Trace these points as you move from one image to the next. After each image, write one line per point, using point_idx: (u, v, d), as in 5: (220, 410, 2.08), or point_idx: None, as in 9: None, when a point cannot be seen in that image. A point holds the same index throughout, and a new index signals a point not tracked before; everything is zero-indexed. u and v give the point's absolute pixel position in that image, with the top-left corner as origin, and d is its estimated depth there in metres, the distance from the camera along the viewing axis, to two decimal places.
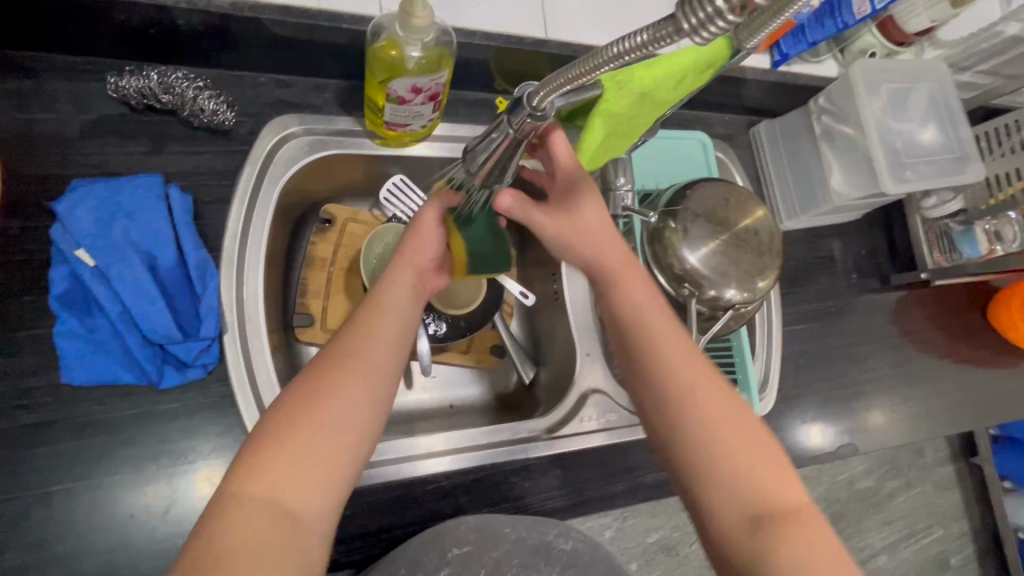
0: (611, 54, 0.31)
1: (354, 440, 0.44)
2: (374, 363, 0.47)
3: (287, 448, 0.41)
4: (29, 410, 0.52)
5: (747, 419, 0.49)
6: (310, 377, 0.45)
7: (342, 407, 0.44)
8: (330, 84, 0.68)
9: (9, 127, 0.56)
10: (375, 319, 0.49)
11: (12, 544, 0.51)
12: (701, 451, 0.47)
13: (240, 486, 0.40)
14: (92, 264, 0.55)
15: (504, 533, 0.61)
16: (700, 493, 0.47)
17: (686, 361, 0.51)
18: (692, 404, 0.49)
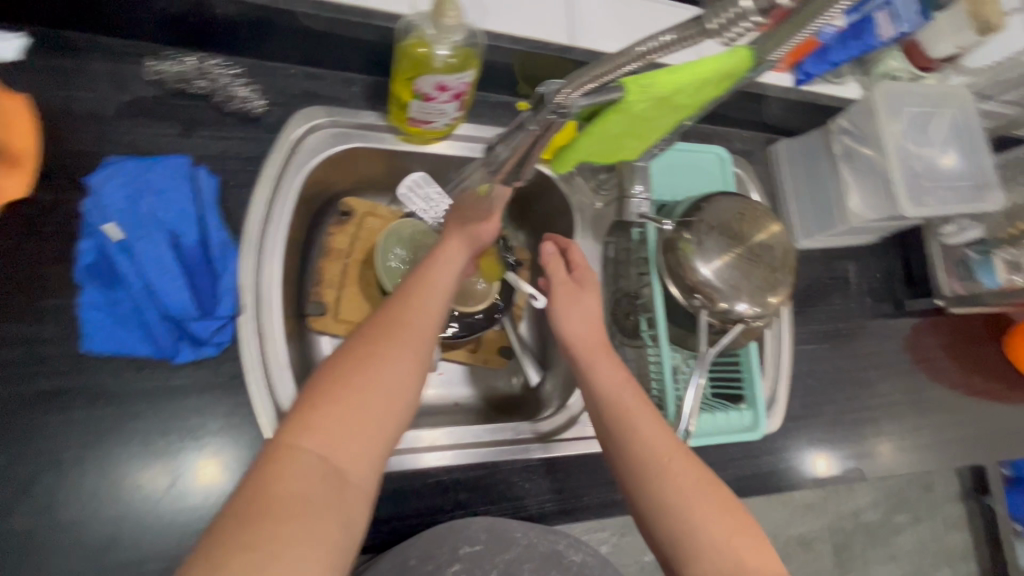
0: (638, 52, 0.34)
1: (401, 404, 0.48)
2: (420, 336, 0.51)
3: (340, 406, 0.45)
4: (45, 377, 0.53)
5: (727, 499, 0.51)
6: (360, 345, 0.49)
7: (392, 372, 0.48)
8: (358, 79, 0.70)
9: (48, 102, 0.58)
10: (419, 296, 0.54)
11: (18, 509, 0.51)
12: (685, 530, 0.50)
13: (294, 440, 0.43)
14: (120, 238, 0.57)
15: (515, 538, 0.60)
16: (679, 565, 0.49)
17: (662, 438, 0.54)
18: (668, 479, 0.51)
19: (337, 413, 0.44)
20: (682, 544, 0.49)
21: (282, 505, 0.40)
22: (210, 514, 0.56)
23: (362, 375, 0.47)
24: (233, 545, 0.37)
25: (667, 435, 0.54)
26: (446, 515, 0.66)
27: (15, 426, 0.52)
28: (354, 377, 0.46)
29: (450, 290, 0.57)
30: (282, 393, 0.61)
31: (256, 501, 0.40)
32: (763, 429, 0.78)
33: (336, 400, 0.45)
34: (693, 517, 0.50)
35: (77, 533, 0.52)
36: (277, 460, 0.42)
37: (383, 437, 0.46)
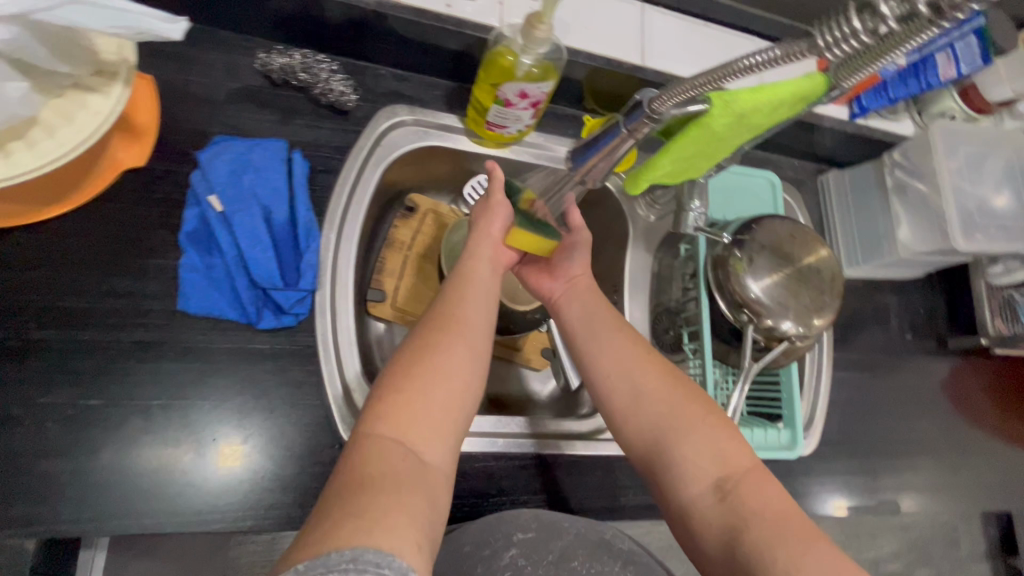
0: (744, 64, 0.38)
1: (462, 393, 0.51)
2: (474, 332, 0.55)
3: (409, 394, 0.48)
4: (144, 328, 0.58)
5: (699, 397, 0.58)
6: (418, 340, 0.53)
7: (452, 364, 0.51)
8: (440, 84, 0.75)
9: (170, 83, 0.64)
10: (470, 294, 0.58)
11: (108, 446, 0.55)
12: (663, 421, 0.56)
13: (375, 427, 0.46)
14: (220, 210, 0.62)
15: (564, 528, 0.62)
16: (670, 458, 0.55)
17: (637, 343, 0.62)
18: (643, 372, 0.59)
19: (408, 401, 0.48)
20: (669, 437, 0.55)
21: (373, 482, 0.42)
22: (277, 472, 0.60)
23: (424, 366, 0.50)
24: (339, 516, 0.39)
25: (642, 342, 0.62)
26: (490, 500, 0.68)
27: (113, 370, 0.57)
28: (421, 368, 0.50)
29: (495, 286, 0.60)
30: (348, 366, 0.65)
31: (349, 483, 0.42)
32: (800, 449, 0.78)
33: (404, 390, 0.48)
34: (667, 409, 0.57)
35: (159, 476, 0.56)
36: (361, 449, 0.45)
37: (450, 421, 0.49)
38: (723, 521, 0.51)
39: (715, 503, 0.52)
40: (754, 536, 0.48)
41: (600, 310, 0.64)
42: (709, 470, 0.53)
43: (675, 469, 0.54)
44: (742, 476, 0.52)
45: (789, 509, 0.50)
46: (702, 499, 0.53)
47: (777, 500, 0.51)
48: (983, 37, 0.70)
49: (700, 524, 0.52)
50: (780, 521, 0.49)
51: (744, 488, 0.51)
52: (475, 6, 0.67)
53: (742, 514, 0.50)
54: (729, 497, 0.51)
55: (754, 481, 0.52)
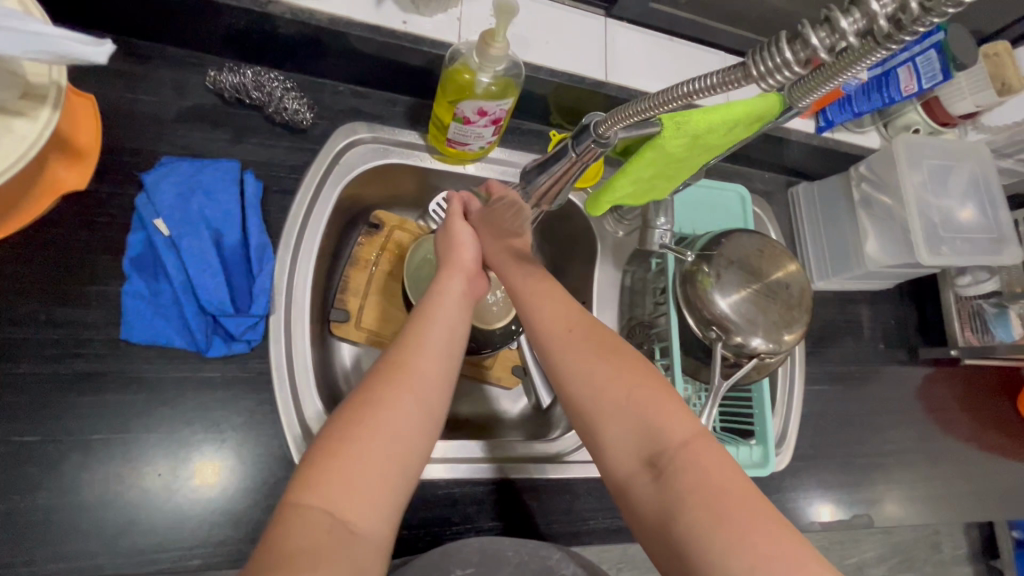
0: (683, 91, 0.35)
1: (402, 455, 0.49)
2: (423, 383, 0.53)
3: (341, 458, 0.46)
4: (84, 358, 0.56)
5: (635, 371, 0.56)
6: (358, 395, 0.51)
7: (390, 418, 0.49)
8: (401, 100, 0.74)
9: (115, 102, 0.62)
10: (420, 338, 0.56)
11: (45, 484, 0.53)
12: (597, 402, 0.55)
13: (300, 497, 0.45)
14: (167, 233, 0.60)
15: (506, 557, 0.61)
16: (604, 443, 0.54)
17: (571, 320, 0.61)
18: (569, 347, 0.59)
19: (336, 468, 0.46)
20: (600, 421, 0.54)
21: (294, 559, 0.41)
22: (227, 506, 0.57)
23: (360, 424, 0.48)
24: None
25: (578, 316, 0.61)
26: (453, 528, 0.66)
27: (52, 404, 0.54)
28: (357, 430, 0.48)
29: (453, 323, 0.59)
30: (304, 392, 0.63)
31: (269, 561, 0.41)
32: (772, 467, 0.77)
33: (338, 453, 0.47)
34: (596, 388, 0.55)
35: (100, 514, 0.53)
36: (284, 520, 0.44)
37: (389, 481, 0.48)
38: (660, 503, 0.49)
39: (652, 483, 0.50)
40: (687, 516, 0.47)
41: (534, 292, 0.64)
42: (643, 448, 0.52)
43: (613, 455, 0.53)
44: (676, 452, 0.50)
45: (726, 477, 0.48)
46: (639, 481, 0.51)
47: (716, 473, 0.48)
48: (943, 51, 0.71)
49: (641, 505, 0.51)
50: (719, 495, 0.47)
51: (679, 464, 0.50)
52: (433, 22, 0.66)
53: (677, 494, 0.48)
54: (664, 477, 0.50)
55: (692, 455, 0.50)
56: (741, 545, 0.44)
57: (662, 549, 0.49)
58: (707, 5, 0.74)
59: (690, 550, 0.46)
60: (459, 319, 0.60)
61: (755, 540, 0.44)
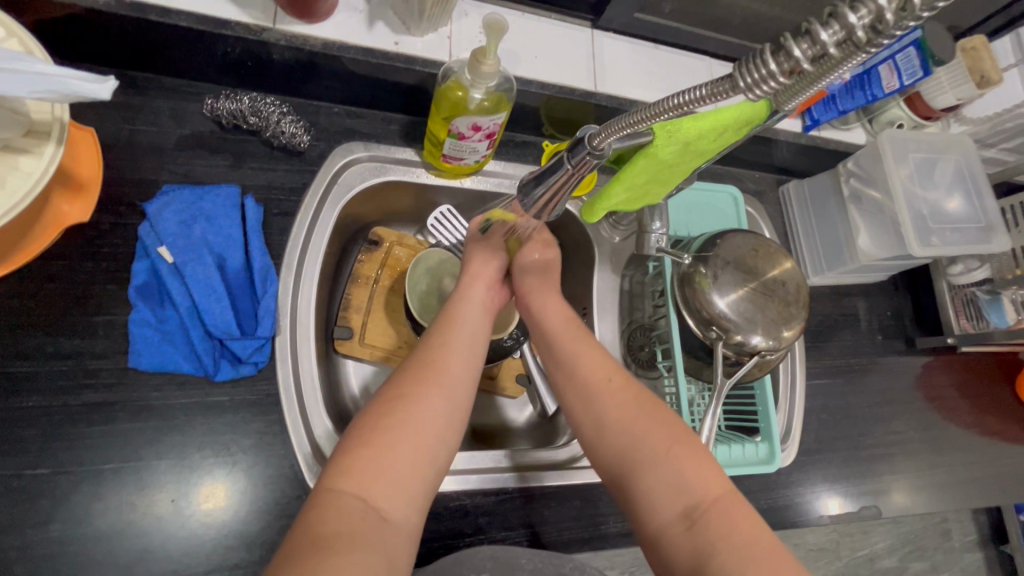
0: (673, 104, 0.36)
1: (435, 453, 0.52)
2: (454, 384, 0.57)
3: (374, 450, 0.49)
4: (94, 389, 0.56)
5: (668, 422, 0.57)
6: (390, 393, 0.54)
7: (420, 414, 0.53)
8: (396, 118, 0.75)
9: (115, 134, 0.63)
10: (447, 341, 0.60)
11: (58, 517, 0.53)
12: (634, 447, 0.56)
13: (335, 482, 0.47)
14: (171, 261, 0.61)
15: (519, 563, 0.62)
16: (637, 485, 0.55)
17: (608, 372, 0.62)
18: (608, 396, 0.61)
19: (371, 457, 0.49)
20: (636, 469, 0.56)
21: (329, 543, 0.43)
22: (241, 529, 0.57)
23: (393, 418, 0.52)
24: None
25: (612, 368, 0.63)
26: (467, 539, 0.67)
27: (62, 436, 0.54)
28: (388, 424, 0.51)
29: (476, 328, 0.63)
30: (313, 411, 0.63)
31: (305, 541, 0.43)
32: (778, 462, 0.78)
33: (371, 445, 0.49)
34: (635, 439, 0.57)
35: (114, 543, 0.54)
36: (320, 506, 0.46)
37: (420, 482, 0.50)
38: (690, 548, 0.50)
39: (683, 532, 0.51)
40: (718, 559, 0.48)
41: (566, 340, 0.65)
42: (677, 499, 0.53)
43: (644, 496, 0.54)
44: (710, 501, 0.52)
45: (758, 531, 0.50)
46: (670, 526, 0.52)
47: (751, 528, 0.50)
48: (921, 48, 0.72)
49: (670, 550, 0.52)
50: (752, 549, 0.48)
51: (710, 513, 0.51)
52: (424, 42, 0.67)
53: (708, 540, 0.49)
54: (697, 523, 0.51)
55: (725, 509, 0.51)
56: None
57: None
58: (690, 12, 0.75)
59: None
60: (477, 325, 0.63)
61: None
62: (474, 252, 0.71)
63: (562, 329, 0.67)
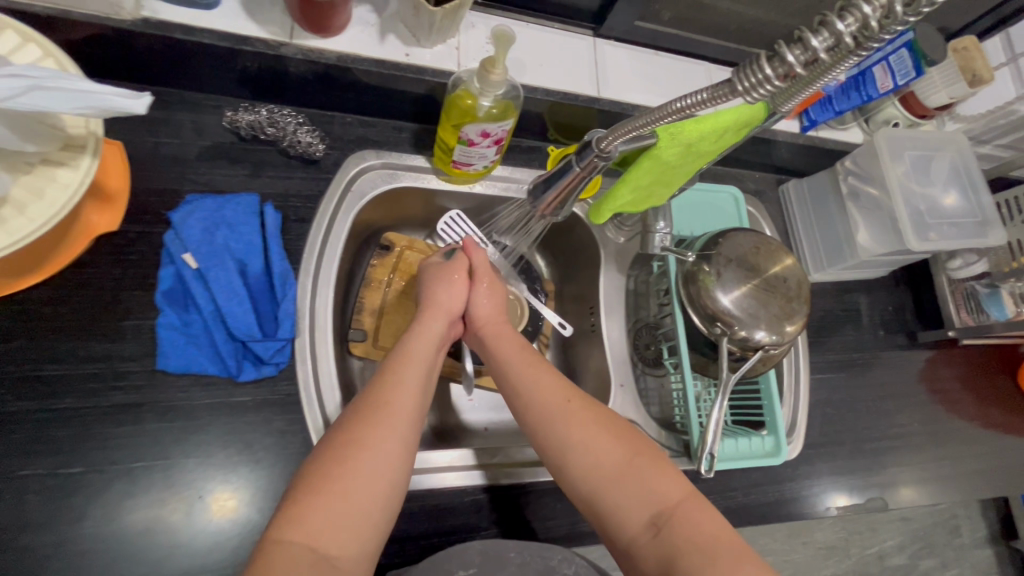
0: (677, 107, 0.39)
1: (388, 493, 0.49)
2: (402, 419, 0.52)
3: (322, 497, 0.46)
4: (123, 391, 0.58)
5: (626, 441, 0.56)
6: (337, 434, 0.50)
7: (369, 458, 0.49)
8: (407, 126, 0.77)
9: (140, 147, 0.65)
10: (396, 375, 0.55)
11: (92, 513, 0.55)
12: (596, 466, 0.55)
13: (281, 534, 0.45)
14: (195, 267, 0.63)
15: (508, 558, 0.64)
16: (603, 506, 0.54)
17: (564, 393, 0.59)
18: (570, 418, 0.57)
19: (318, 505, 0.46)
20: (599, 490, 0.54)
21: None
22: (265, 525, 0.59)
23: (341, 462, 0.48)
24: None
25: (568, 387, 0.60)
26: (481, 532, 0.69)
27: (95, 437, 0.56)
28: (336, 469, 0.48)
29: (429, 359, 0.59)
30: (332, 411, 0.65)
31: None
32: (785, 455, 0.80)
33: (317, 492, 0.47)
34: (595, 459, 0.55)
35: (145, 538, 0.56)
36: (264, 560, 0.43)
37: (375, 524, 0.48)
38: (656, 553, 0.51)
39: (650, 540, 0.52)
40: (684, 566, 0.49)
41: (521, 363, 0.61)
42: (641, 509, 0.53)
43: (609, 512, 0.54)
44: (672, 510, 0.52)
45: (721, 530, 0.51)
46: (638, 538, 0.52)
47: (716, 532, 0.51)
48: (914, 50, 0.75)
49: (640, 560, 0.52)
50: (718, 555, 0.49)
51: (673, 522, 0.51)
52: (433, 53, 0.70)
53: (676, 545, 0.50)
54: (661, 530, 0.51)
55: (688, 517, 0.52)
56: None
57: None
58: (688, 19, 0.78)
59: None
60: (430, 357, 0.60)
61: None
62: (433, 280, 0.67)
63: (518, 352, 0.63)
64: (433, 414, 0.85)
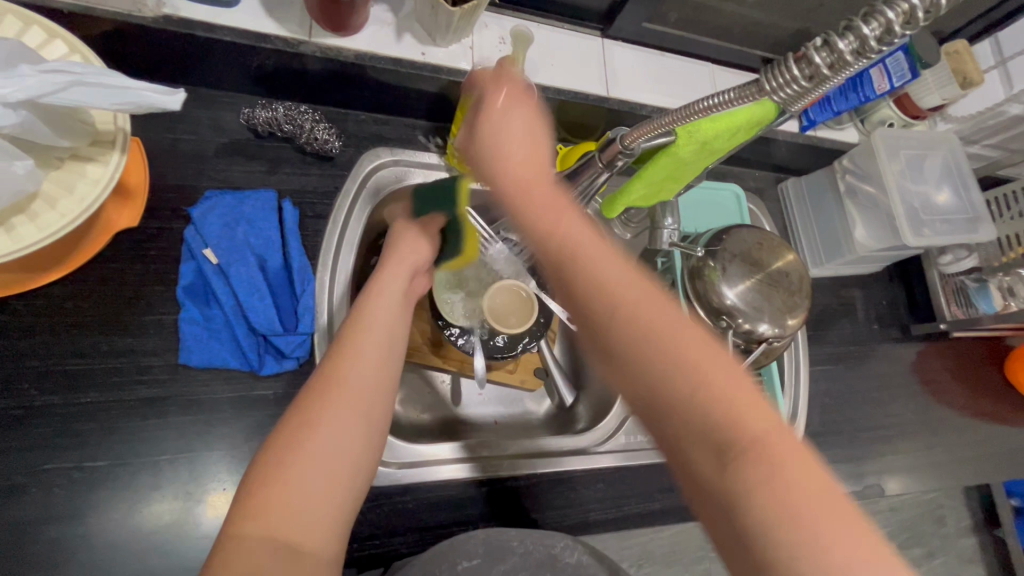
0: (703, 106, 0.40)
1: (350, 470, 0.48)
2: (356, 396, 0.51)
3: (279, 481, 0.45)
4: (147, 385, 0.59)
5: (685, 340, 0.36)
6: (294, 417, 0.49)
7: (325, 438, 0.48)
8: (419, 124, 0.79)
9: (159, 144, 0.66)
10: (354, 355, 0.54)
11: (116, 506, 0.55)
12: (636, 372, 0.37)
13: (240, 526, 0.43)
14: (216, 262, 0.64)
15: (511, 547, 0.65)
16: (651, 418, 0.37)
17: (598, 262, 0.39)
18: (604, 298, 0.38)
19: (275, 490, 0.45)
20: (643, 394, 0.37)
21: None
22: None
23: (297, 446, 0.47)
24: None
25: (607, 256, 0.40)
26: (498, 519, 0.71)
27: (120, 430, 0.57)
28: (292, 453, 0.47)
29: (392, 333, 0.58)
30: None
31: None
32: None
33: (275, 478, 0.45)
34: (642, 354, 0.37)
35: (170, 531, 0.56)
36: (222, 553, 0.41)
37: (333, 514, 0.46)
38: (718, 504, 0.33)
39: (712, 472, 0.34)
40: (752, 520, 0.32)
41: (546, 217, 0.42)
42: (704, 431, 0.34)
43: (660, 437, 0.37)
44: (748, 445, 0.33)
45: (816, 478, 0.32)
46: (698, 468, 0.35)
47: (812, 489, 0.31)
48: (910, 53, 0.77)
49: (699, 494, 0.35)
50: (810, 518, 0.31)
51: (747, 462, 0.33)
52: (448, 52, 0.71)
53: (747, 485, 0.32)
54: (722, 473, 0.33)
55: (774, 455, 0.32)
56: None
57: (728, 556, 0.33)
58: (693, 21, 0.80)
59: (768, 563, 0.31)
60: (392, 324, 0.58)
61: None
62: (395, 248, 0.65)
63: (539, 202, 0.44)
64: (444, 408, 0.86)
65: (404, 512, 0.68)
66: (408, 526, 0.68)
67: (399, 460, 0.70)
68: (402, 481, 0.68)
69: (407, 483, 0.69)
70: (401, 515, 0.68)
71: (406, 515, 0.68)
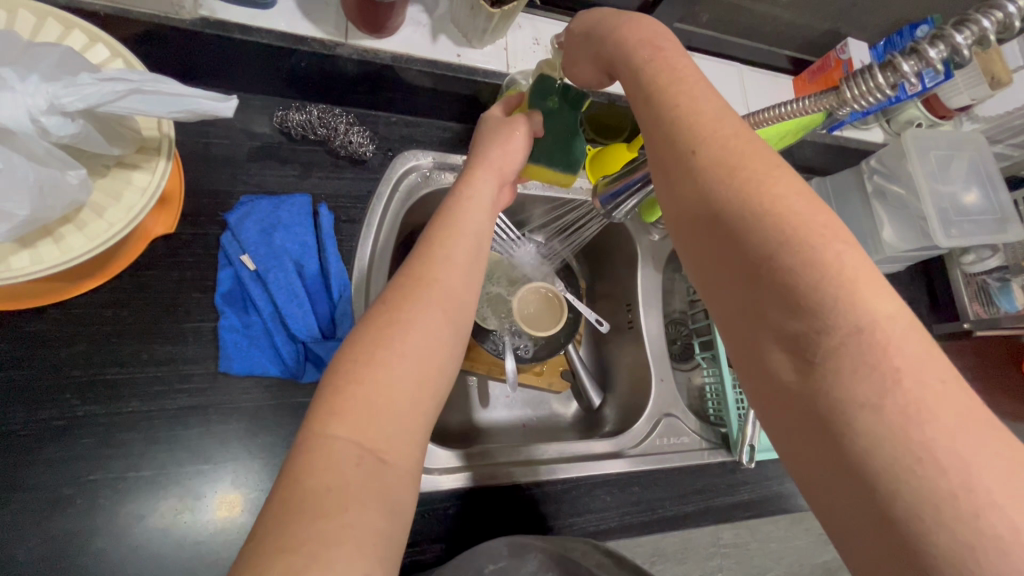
0: (772, 115, 0.41)
1: (438, 378, 0.43)
2: (450, 298, 0.46)
3: (370, 381, 0.39)
4: (188, 393, 0.58)
5: (817, 228, 0.32)
6: (384, 310, 0.43)
7: (418, 337, 0.42)
8: (450, 126, 0.78)
9: (192, 148, 0.65)
10: (445, 250, 0.48)
11: (158, 517, 0.54)
12: (750, 257, 0.34)
13: (326, 425, 0.37)
14: (253, 268, 0.63)
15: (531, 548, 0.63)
16: (750, 298, 0.34)
17: (717, 141, 0.36)
18: (715, 164, 0.35)
19: (363, 389, 0.39)
20: (743, 269, 0.34)
21: (317, 503, 0.34)
22: None
23: (388, 345, 0.41)
24: (267, 551, 0.31)
25: (730, 134, 0.36)
26: (534, 526, 0.71)
27: (162, 438, 0.56)
28: (382, 350, 0.41)
29: (483, 230, 0.52)
30: None
31: (290, 497, 0.34)
32: None
33: (365, 373, 0.39)
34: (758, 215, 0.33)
35: (214, 542, 0.55)
36: (307, 454, 0.36)
37: (422, 421, 0.41)
38: (810, 409, 0.32)
39: (806, 361, 0.32)
40: (858, 422, 0.30)
41: (667, 88, 0.39)
42: (818, 312, 0.31)
43: (747, 338, 0.35)
44: (865, 348, 0.30)
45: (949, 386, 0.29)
46: (782, 368, 0.33)
47: (942, 411, 0.28)
48: None
49: (786, 386, 0.33)
50: (931, 435, 0.28)
51: (860, 366, 0.30)
52: (483, 54, 0.70)
53: (869, 373, 0.30)
54: (822, 376, 0.31)
55: (898, 365, 0.29)
56: (949, 503, 0.27)
57: (798, 463, 0.33)
58: (725, 22, 0.80)
59: (869, 474, 0.29)
60: (485, 221, 0.52)
61: (986, 501, 0.27)
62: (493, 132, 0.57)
63: (667, 72, 0.40)
64: (471, 410, 0.86)
65: (444, 517, 0.67)
66: (447, 530, 0.67)
67: (442, 465, 0.69)
68: (444, 487, 0.67)
69: (444, 490, 0.68)
70: (441, 520, 0.67)
71: (447, 520, 0.67)
